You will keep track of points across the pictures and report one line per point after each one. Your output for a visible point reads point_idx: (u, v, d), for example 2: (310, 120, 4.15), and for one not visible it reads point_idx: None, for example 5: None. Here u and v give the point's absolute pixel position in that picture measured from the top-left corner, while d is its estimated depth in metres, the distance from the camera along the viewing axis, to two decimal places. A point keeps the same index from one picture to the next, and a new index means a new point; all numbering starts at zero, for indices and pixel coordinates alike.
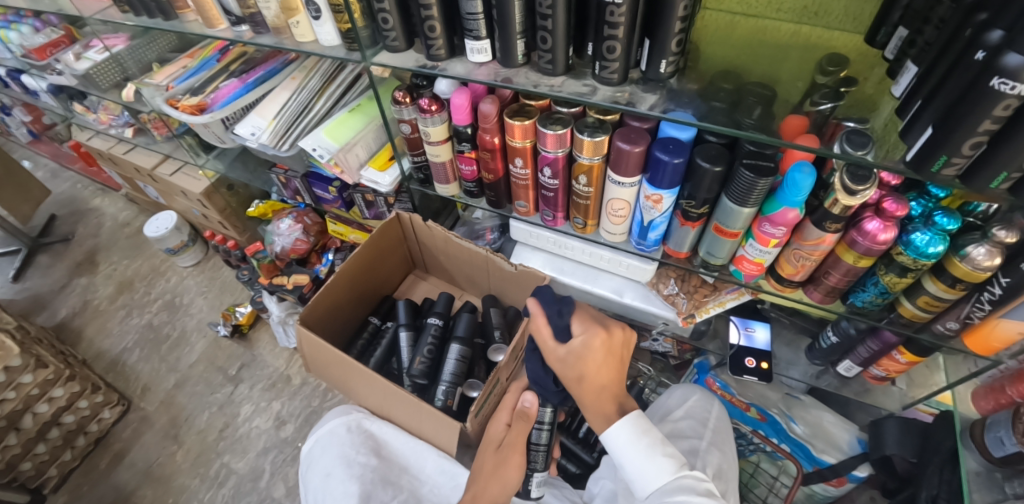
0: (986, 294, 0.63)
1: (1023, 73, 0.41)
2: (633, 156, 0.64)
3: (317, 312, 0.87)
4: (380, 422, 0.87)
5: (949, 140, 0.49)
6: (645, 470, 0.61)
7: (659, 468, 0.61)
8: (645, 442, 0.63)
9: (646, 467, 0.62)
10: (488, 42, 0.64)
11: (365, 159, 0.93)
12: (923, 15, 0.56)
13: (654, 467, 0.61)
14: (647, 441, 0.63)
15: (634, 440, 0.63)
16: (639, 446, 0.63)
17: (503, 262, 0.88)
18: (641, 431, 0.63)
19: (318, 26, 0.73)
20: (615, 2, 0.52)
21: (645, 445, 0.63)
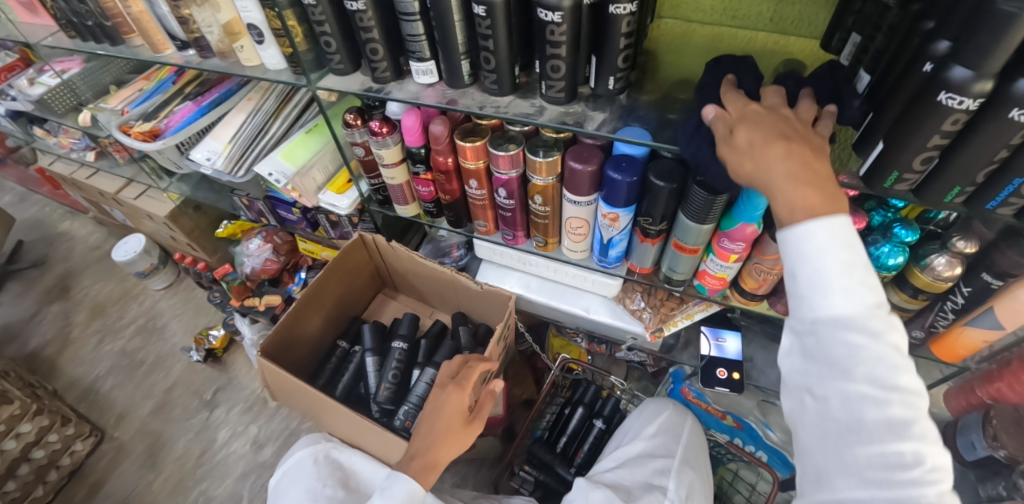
0: (949, 303, 0.63)
1: (970, 88, 0.40)
2: (586, 176, 0.63)
3: (278, 342, 0.85)
4: (348, 452, 0.84)
5: (901, 156, 0.48)
6: (831, 288, 0.39)
7: (856, 293, 0.38)
8: (839, 263, 0.39)
9: (837, 284, 0.39)
10: (432, 63, 0.62)
11: (322, 182, 0.90)
12: (875, 22, 0.55)
13: (848, 293, 0.39)
14: (850, 258, 0.39)
15: (826, 255, 0.39)
16: (814, 264, 0.40)
17: (467, 281, 0.86)
18: (843, 240, 0.39)
19: (262, 50, 0.71)
20: (554, 21, 0.51)
21: (840, 261, 0.39)
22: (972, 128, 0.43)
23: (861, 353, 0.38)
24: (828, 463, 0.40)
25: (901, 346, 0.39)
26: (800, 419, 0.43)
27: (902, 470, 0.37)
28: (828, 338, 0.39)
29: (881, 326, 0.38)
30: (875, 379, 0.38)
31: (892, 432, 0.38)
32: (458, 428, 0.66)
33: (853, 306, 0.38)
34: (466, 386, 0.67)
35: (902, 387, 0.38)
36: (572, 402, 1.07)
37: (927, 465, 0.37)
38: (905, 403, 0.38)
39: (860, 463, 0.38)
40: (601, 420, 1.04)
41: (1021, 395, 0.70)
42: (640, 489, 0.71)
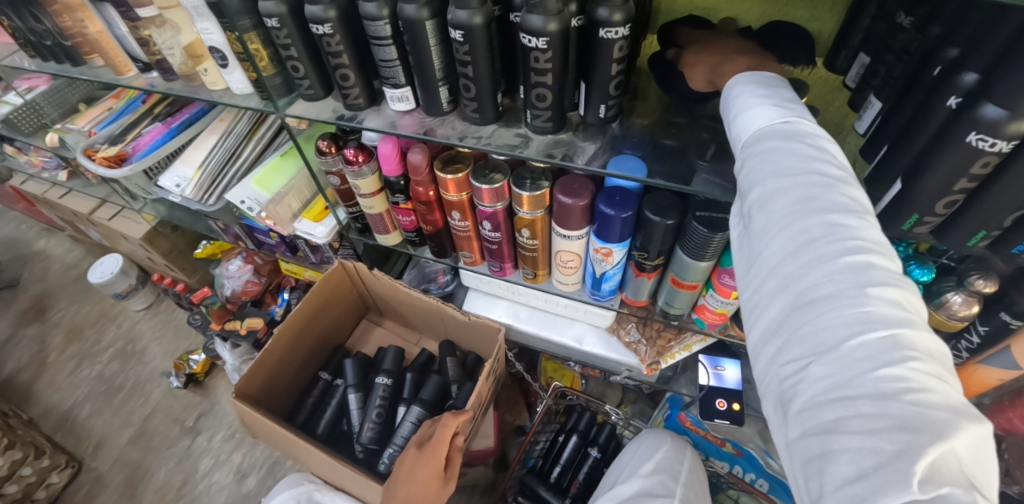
0: (963, 342, 0.60)
1: (1004, 128, 0.36)
2: (576, 210, 0.58)
3: (255, 381, 0.79)
4: (332, 494, 0.78)
5: (920, 197, 0.44)
6: (743, 116, 0.42)
7: (763, 113, 0.40)
8: (755, 96, 0.42)
9: (748, 112, 0.42)
10: (408, 90, 0.57)
11: (298, 210, 0.85)
12: (887, 41, 0.53)
13: (766, 112, 0.41)
14: (767, 95, 0.42)
15: (743, 97, 0.43)
16: (739, 103, 0.44)
17: (454, 312, 0.81)
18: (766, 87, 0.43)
19: (227, 74, 0.66)
20: (539, 47, 0.46)
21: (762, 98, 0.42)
22: (1003, 170, 0.39)
23: (770, 153, 0.37)
24: (751, 284, 0.35)
25: (826, 151, 0.37)
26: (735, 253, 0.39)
27: (812, 248, 0.31)
28: (745, 156, 0.40)
29: (790, 130, 0.38)
30: (782, 169, 0.36)
31: (801, 205, 0.33)
32: (433, 490, 0.63)
33: (764, 124, 0.40)
34: (441, 450, 0.64)
35: (815, 174, 0.34)
36: (565, 430, 1.03)
37: (846, 245, 0.31)
38: (820, 185, 0.34)
39: (769, 256, 0.33)
40: (596, 448, 1.00)
41: None
42: None
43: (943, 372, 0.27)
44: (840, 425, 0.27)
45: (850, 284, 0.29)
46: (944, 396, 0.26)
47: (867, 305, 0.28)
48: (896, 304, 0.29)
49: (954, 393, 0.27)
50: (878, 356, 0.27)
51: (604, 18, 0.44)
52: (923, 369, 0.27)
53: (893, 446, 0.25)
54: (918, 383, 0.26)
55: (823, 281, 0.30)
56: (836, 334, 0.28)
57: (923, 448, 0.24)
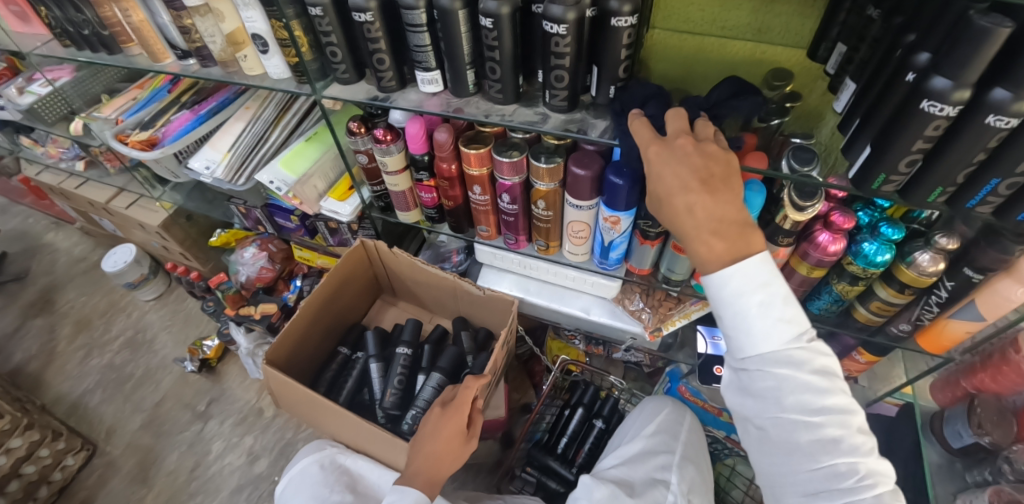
0: (934, 297, 0.67)
1: (950, 96, 0.43)
2: (586, 181, 0.65)
3: (282, 349, 0.84)
4: (355, 456, 0.83)
5: (886, 159, 0.51)
6: (752, 334, 0.48)
7: (774, 334, 0.47)
8: (756, 305, 0.47)
9: (756, 332, 0.48)
10: (438, 73, 0.63)
11: (323, 190, 0.91)
12: (859, 33, 0.61)
13: (766, 331, 0.47)
14: (766, 301, 0.47)
15: (747, 302, 0.47)
16: (735, 308, 0.48)
17: (470, 286, 0.87)
18: (759, 283, 0.47)
19: (266, 59, 0.72)
20: (559, 33, 0.52)
21: (758, 300, 0.47)
22: (952, 133, 0.46)
23: (792, 388, 0.47)
24: (792, 490, 0.50)
25: (823, 367, 0.47)
26: (761, 452, 0.51)
27: (843, 480, 0.47)
28: (761, 375, 0.48)
29: (801, 355, 0.47)
30: (807, 406, 0.47)
31: (824, 449, 0.47)
32: (456, 446, 0.67)
33: (774, 347, 0.47)
34: (463, 408, 0.69)
35: (832, 404, 0.47)
36: (570, 404, 1.08)
37: (859, 467, 0.47)
38: (837, 415, 0.47)
39: (813, 479, 0.48)
40: (601, 420, 1.05)
41: (1002, 385, 0.76)
42: (644, 485, 0.73)
43: None
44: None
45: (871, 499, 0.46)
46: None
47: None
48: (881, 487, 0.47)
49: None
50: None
51: (615, 9, 0.51)
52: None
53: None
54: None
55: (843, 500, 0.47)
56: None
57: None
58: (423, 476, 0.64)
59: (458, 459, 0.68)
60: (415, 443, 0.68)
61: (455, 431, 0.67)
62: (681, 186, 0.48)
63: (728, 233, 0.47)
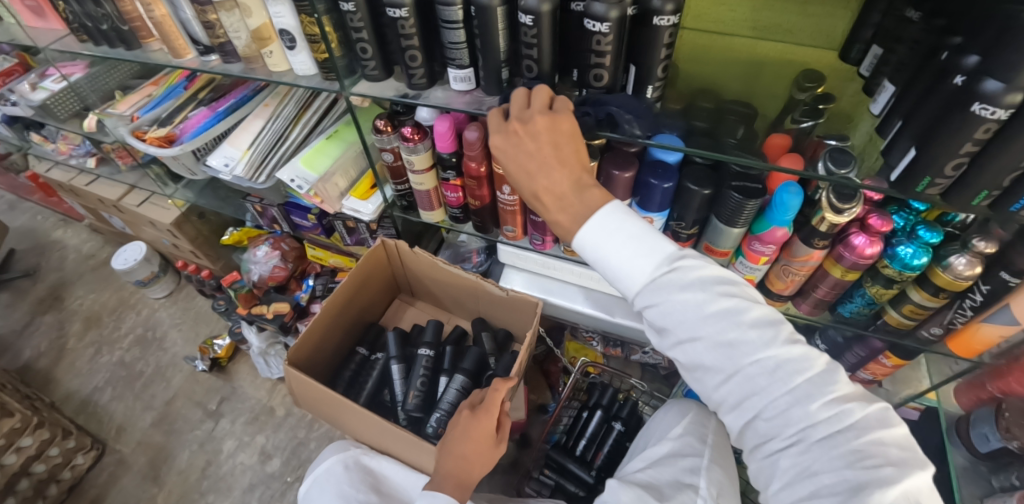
0: (968, 301, 0.66)
1: (1001, 99, 0.42)
2: (622, 181, 0.64)
3: (304, 349, 0.83)
4: (379, 457, 0.82)
5: (932, 161, 0.50)
6: (624, 271, 0.52)
7: (637, 265, 0.51)
8: (616, 242, 0.52)
9: (624, 266, 0.52)
10: (471, 70, 0.62)
11: (345, 188, 0.90)
12: (896, 35, 0.61)
13: (632, 264, 0.51)
14: (620, 240, 0.52)
15: (605, 243, 0.52)
16: (605, 255, 0.53)
17: (493, 287, 0.86)
18: (612, 224, 0.52)
19: (293, 55, 0.71)
20: (602, 31, 0.51)
21: (620, 239, 0.52)
22: (1001, 137, 0.46)
23: (677, 310, 0.49)
24: (739, 415, 0.49)
25: (701, 277, 0.50)
26: (690, 379, 0.52)
27: (765, 379, 0.47)
28: (652, 312, 0.51)
29: (667, 278, 0.50)
30: (697, 321, 0.48)
31: (733, 356, 0.48)
32: (485, 449, 0.66)
33: (644, 277, 0.51)
34: (493, 411, 0.68)
35: (719, 312, 0.48)
36: (589, 406, 1.07)
37: (769, 360, 0.47)
38: (732, 318, 0.48)
39: (735, 388, 0.48)
40: (620, 422, 1.04)
41: None
42: (672, 488, 0.72)
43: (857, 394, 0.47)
44: (840, 478, 0.43)
45: (799, 388, 0.46)
46: (866, 408, 0.46)
47: (811, 396, 0.46)
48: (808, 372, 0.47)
49: (866, 396, 0.48)
50: (835, 422, 0.45)
51: (657, 7, 0.50)
52: (851, 402, 0.46)
53: (876, 480, 0.42)
54: (859, 420, 0.45)
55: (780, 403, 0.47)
56: (807, 423, 0.46)
57: (895, 471, 0.42)
58: (455, 479, 0.64)
59: (487, 464, 0.67)
60: (443, 446, 0.67)
61: (484, 438, 0.66)
62: (525, 169, 0.54)
63: (568, 198, 0.54)
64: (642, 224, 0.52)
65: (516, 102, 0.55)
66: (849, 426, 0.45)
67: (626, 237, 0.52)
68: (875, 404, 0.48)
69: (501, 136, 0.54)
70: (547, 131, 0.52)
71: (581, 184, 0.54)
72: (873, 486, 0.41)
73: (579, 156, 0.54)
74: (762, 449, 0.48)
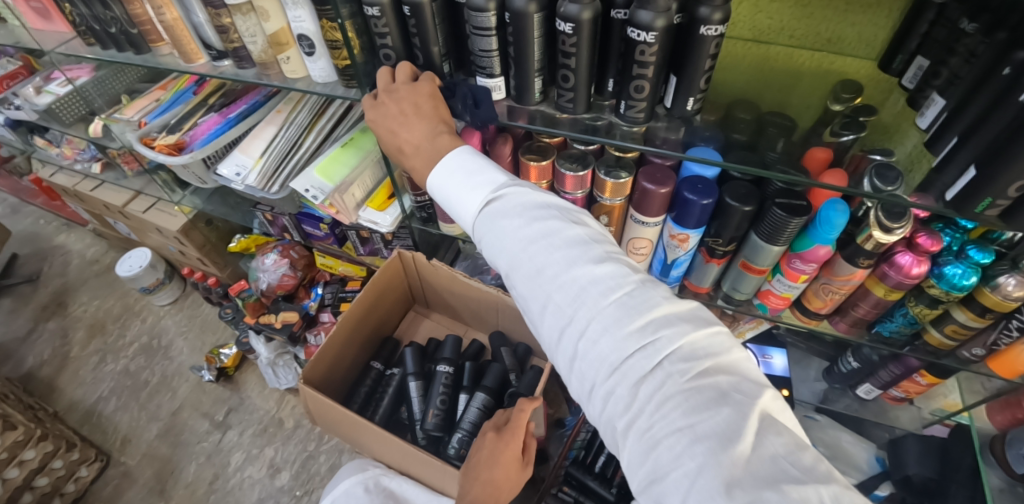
0: (1014, 322, 0.62)
1: None
2: (658, 197, 0.61)
3: (319, 365, 0.80)
4: (399, 478, 0.80)
5: (995, 182, 0.47)
6: (462, 210, 0.55)
7: (470, 201, 0.54)
8: (457, 181, 0.56)
9: (464, 200, 0.55)
10: (501, 80, 0.59)
11: (361, 199, 0.87)
12: (948, 46, 0.57)
13: (469, 200, 0.55)
14: (463, 178, 0.55)
15: (450, 181, 0.56)
16: (452, 196, 0.56)
17: (515, 302, 0.83)
18: (455, 164, 0.56)
19: (311, 62, 0.68)
20: (646, 41, 0.48)
21: (463, 178, 0.55)
22: None
23: (502, 238, 0.51)
24: (568, 356, 0.47)
25: (528, 209, 0.52)
26: (530, 320, 0.52)
27: (581, 308, 0.46)
28: (489, 249, 0.54)
29: (496, 210, 0.53)
30: (520, 249, 0.50)
31: (550, 284, 0.48)
32: (513, 475, 0.64)
33: (476, 212, 0.55)
34: (519, 434, 0.64)
35: (539, 238, 0.49)
36: None
37: (582, 286, 0.46)
38: (545, 246, 0.49)
39: (555, 318, 0.48)
40: None
41: None
42: None
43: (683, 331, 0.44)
44: (665, 425, 0.40)
45: (610, 313, 0.45)
46: (684, 335, 0.43)
47: (623, 323, 0.44)
48: (629, 304, 0.45)
49: (690, 324, 0.45)
50: (649, 354, 0.43)
51: (704, 16, 0.47)
52: (667, 330, 0.44)
53: (691, 417, 0.39)
54: (678, 348, 0.43)
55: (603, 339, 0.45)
56: (620, 353, 0.43)
57: (732, 412, 0.38)
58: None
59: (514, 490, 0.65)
60: (467, 470, 0.65)
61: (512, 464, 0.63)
62: (393, 129, 0.59)
63: (426, 151, 0.59)
64: (483, 163, 0.56)
65: (383, 77, 0.59)
66: (666, 355, 0.43)
67: (466, 175, 0.55)
68: (699, 332, 0.44)
69: (373, 104, 0.59)
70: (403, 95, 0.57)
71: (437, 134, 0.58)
72: (710, 442, 0.37)
73: (438, 111, 0.58)
74: (590, 391, 0.45)
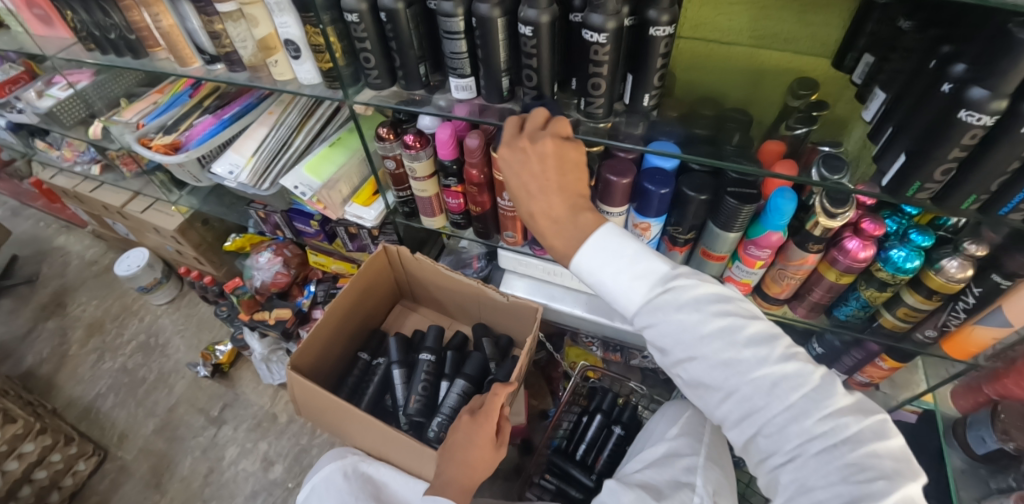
0: (960, 303, 0.68)
1: (987, 106, 0.44)
2: (620, 187, 0.66)
3: (307, 355, 0.84)
4: (377, 464, 0.83)
5: (922, 167, 0.52)
6: (618, 295, 0.54)
7: (632, 287, 0.53)
8: (611, 268, 0.54)
9: (621, 287, 0.54)
10: (472, 80, 0.63)
11: (348, 195, 0.91)
12: (891, 43, 0.61)
13: (627, 290, 0.54)
14: (618, 266, 0.54)
15: (602, 267, 0.54)
16: (605, 281, 0.55)
17: (494, 293, 0.87)
18: (607, 249, 0.54)
19: (298, 65, 0.72)
20: (599, 42, 0.52)
21: (618, 264, 0.54)
22: (987, 142, 0.47)
23: (672, 331, 0.51)
24: (738, 432, 0.51)
25: (697, 297, 0.52)
26: (692, 394, 0.54)
27: (760, 398, 0.48)
28: (649, 334, 0.54)
29: (662, 299, 0.52)
30: (691, 342, 0.50)
31: (728, 376, 0.49)
32: (487, 454, 0.67)
33: (636, 300, 0.54)
34: (493, 416, 0.68)
35: (715, 331, 0.50)
36: (589, 411, 1.08)
37: (766, 380, 0.48)
38: (725, 341, 0.49)
39: (734, 406, 0.50)
40: (620, 426, 1.05)
41: None
42: (670, 488, 0.73)
43: (862, 416, 0.47)
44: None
45: (796, 407, 0.47)
46: (863, 421, 0.46)
47: (807, 412, 0.47)
48: (806, 392, 0.48)
49: (863, 409, 0.48)
50: (831, 438, 0.46)
51: (654, 18, 0.51)
52: (848, 417, 0.46)
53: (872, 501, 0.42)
54: (858, 436, 0.46)
55: (780, 424, 0.48)
56: (804, 442, 0.47)
57: (888, 485, 0.42)
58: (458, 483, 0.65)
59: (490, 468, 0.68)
60: (445, 453, 0.68)
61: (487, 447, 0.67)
62: (524, 186, 0.56)
63: (563, 223, 0.57)
64: (639, 245, 0.54)
65: (532, 120, 0.56)
66: (848, 442, 0.46)
67: (623, 263, 0.54)
68: (874, 416, 0.48)
69: (512, 147, 0.55)
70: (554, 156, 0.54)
71: (576, 205, 0.57)
72: None
73: (578, 183, 0.57)
74: (764, 464, 0.49)
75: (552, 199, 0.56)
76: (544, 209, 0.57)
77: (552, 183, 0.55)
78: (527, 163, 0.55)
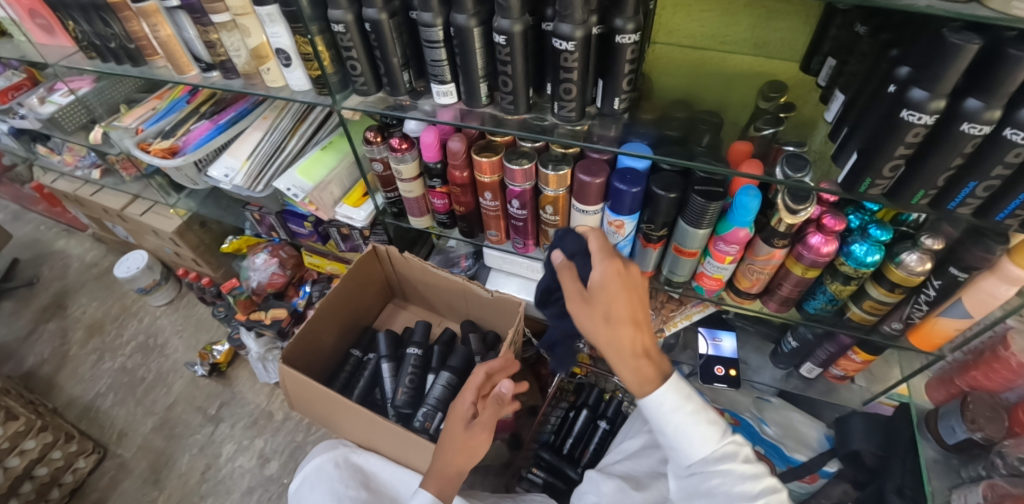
0: (923, 296, 0.70)
1: (926, 106, 0.47)
2: (594, 187, 0.69)
3: (298, 349, 0.87)
4: (367, 454, 0.87)
5: (873, 164, 0.55)
6: (689, 438, 0.59)
7: (705, 434, 0.59)
8: (688, 411, 0.59)
9: (693, 434, 0.59)
10: (452, 86, 0.67)
11: (338, 196, 0.96)
12: (850, 48, 0.65)
13: (698, 436, 0.59)
14: (691, 409, 0.60)
15: (678, 413, 0.59)
16: (671, 422, 0.60)
17: (479, 289, 0.90)
18: (684, 396, 0.60)
19: (289, 72, 0.76)
20: (568, 49, 0.56)
21: (689, 410, 0.60)
22: (930, 140, 0.50)
23: (729, 481, 0.57)
24: None
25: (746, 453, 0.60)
26: None
27: None
28: (704, 478, 0.59)
29: (727, 450, 0.59)
30: (746, 495, 0.56)
31: None
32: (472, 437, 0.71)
33: (704, 449, 0.59)
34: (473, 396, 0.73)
35: (765, 489, 0.57)
36: (576, 406, 1.11)
37: None
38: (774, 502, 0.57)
39: None
40: (605, 421, 1.08)
41: (996, 382, 0.81)
42: (648, 477, 0.76)
43: None
44: None
45: None
46: None
47: None
48: None
49: None
50: None
51: (619, 27, 0.54)
52: None
53: None
54: None
55: None
56: None
57: None
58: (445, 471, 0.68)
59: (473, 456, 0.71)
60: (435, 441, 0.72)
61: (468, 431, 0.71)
62: (605, 343, 0.59)
63: (636, 357, 0.59)
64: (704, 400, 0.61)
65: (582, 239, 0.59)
66: None
67: (696, 412, 0.60)
68: None
69: (586, 314, 0.59)
70: (626, 294, 0.57)
71: (639, 353, 0.59)
72: None
73: (636, 308, 0.58)
74: None
75: (625, 334, 0.57)
76: (607, 353, 0.60)
77: (602, 328, 0.58)
78: (591, 313, 0.59)
